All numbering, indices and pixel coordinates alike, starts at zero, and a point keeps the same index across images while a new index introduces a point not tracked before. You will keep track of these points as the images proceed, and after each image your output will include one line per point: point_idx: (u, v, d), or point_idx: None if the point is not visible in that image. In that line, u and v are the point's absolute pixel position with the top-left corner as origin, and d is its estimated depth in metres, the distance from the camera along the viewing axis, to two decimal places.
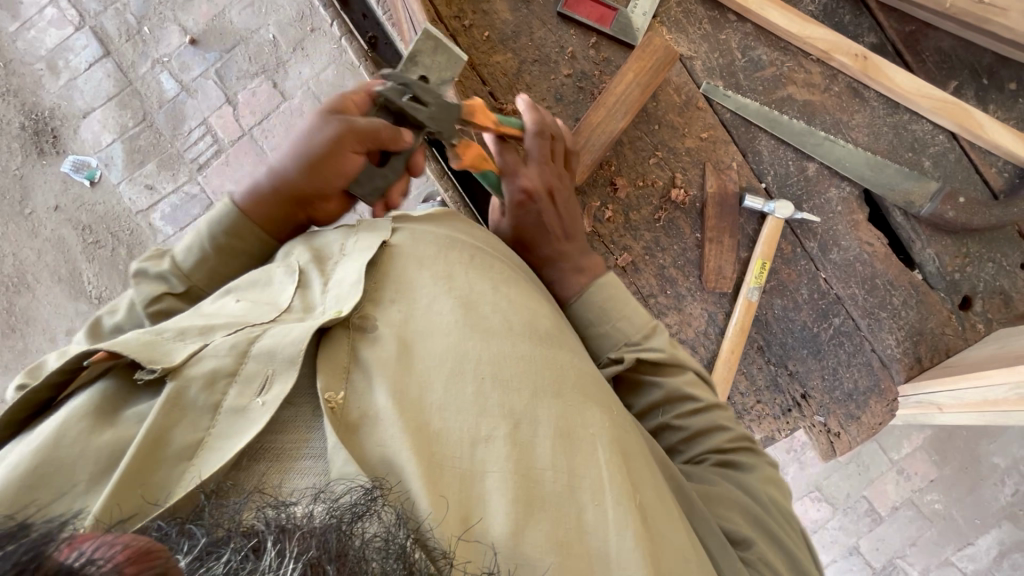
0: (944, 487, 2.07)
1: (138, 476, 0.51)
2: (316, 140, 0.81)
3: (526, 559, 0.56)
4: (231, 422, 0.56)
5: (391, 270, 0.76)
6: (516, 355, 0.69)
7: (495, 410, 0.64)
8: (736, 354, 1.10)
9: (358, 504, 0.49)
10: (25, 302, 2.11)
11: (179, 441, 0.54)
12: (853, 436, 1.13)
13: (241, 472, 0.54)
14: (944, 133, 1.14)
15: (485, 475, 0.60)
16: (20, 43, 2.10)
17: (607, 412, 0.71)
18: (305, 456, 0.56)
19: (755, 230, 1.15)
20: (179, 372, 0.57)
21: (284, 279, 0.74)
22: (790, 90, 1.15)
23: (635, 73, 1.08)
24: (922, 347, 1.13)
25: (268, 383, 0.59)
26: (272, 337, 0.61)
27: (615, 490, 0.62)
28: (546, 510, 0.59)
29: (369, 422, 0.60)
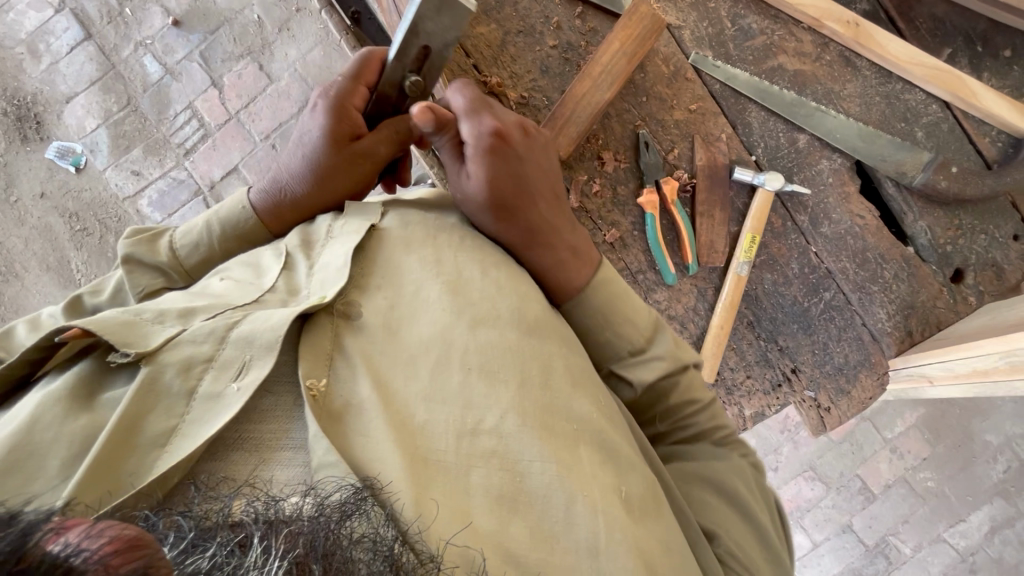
0: (936, 464, 2.08)
1: (106, 465, 0.50)
2: (334, 160, 0.86)
3: (511, 555, 0.56)
4: (205, 409, 0.55)
5: (379, 254, 0.74)
6: (504, 345, 0.67)
7: (480, 401, 0.63)
8: (725, 329, 1.09)
9: (347, 504, 0.49)
10: (14, 291, 2.08)
11: (151, 428, 0.53)
12: (843, 411, 1.12)
13: (216, 462, 0.54)
14: (937, 102, 1.12)
15: (470, 471, 0.59)
16: (0, 27, 2.06)
17: (594, 403, 0.70)
18: (285, 446, 0.56)
19: (745, 205, 1.13)
20: (152, 358, 0.55)
21: (273, 260, 0.75)
22: (780, 59, 1.13)
23: (621, 42, 1.04)
24: (913, 320, 1.12)
25: (244, 369, 0.57)
26: (252, 323, 0.60)
27: (601, 484, 0.63)
28: (527, 505, 0.60)
29: (354, 410, 0.60)
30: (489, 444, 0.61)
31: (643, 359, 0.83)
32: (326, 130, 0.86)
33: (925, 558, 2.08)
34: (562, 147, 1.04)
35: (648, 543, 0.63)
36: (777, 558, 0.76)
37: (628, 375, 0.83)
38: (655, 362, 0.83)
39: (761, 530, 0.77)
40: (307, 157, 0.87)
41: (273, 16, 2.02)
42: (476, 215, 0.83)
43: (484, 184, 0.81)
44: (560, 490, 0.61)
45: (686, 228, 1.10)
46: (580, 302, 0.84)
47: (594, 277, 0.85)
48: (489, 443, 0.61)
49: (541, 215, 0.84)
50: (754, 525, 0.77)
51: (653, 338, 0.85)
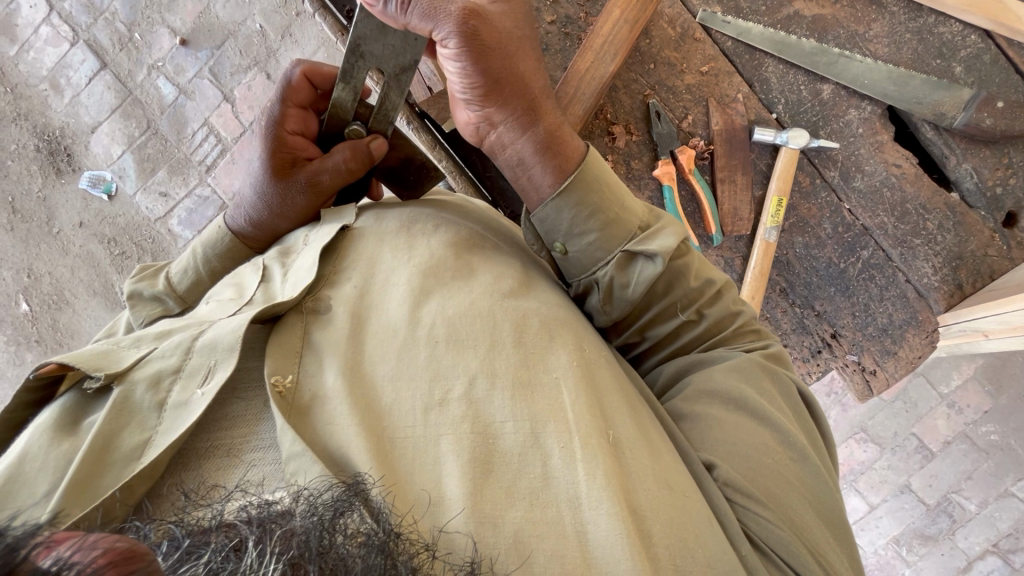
0: (1001, 417, 1.96)
1: (82, 482, 0.50)
2: (289, 201, 0.82)
3: (491, 518, 0.53)
4: (175, 417, 0.55)
5: (352, 254, 0.74)
6: (474, 313, 0.66)
7: (449, 371, 0.61)
8: (757, 299, 1.04)
9: (339, 501, 0.47)
10: (67, 318, 2.20)
11: (125, 443, 0.53)
12: (890, 372, 1.07)
13: (193, 473, 0.54)
14: (977, 32, 1.03)
15: (439, 439, 0.57)
16: (23, 67, 2.13)
17: (580, 353, 0.67)
18: (255, 447, 0.55)
19: (769, 165, 1.08)
20: (125, 377, 0.57)
21: (253, 274, 0.75)
22: (797, 6, 1.05)
23: (621, 9, 0.99)
24: (963, 272, 1.05)
25: (209, 374, 0.57)
26: (215, 330, 0.61)
27: (580, 429, 0.59)
28: (504, 465, 0.56)
29: (320, 403, 0.58)
30: (459, 408, 0.59)
31: (655, 233, 0.75)
32: (269, 167, 0.81)
33: (993, 514, 2.00)
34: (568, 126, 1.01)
35: (640, 489, 0.58)
36: (802, 455, 0.68)
37: (646, 249, 0.72)
38: (666, 234, 0.75)
39: (781, 432, 0.69)
40: (258, 190, 0.84)
41: (274, 22, 2.02)
42: (492, 68, 0.66)
43: (491, 24, 0.66)
44: (534, 449, 0.57)
45: (706, 198, 1.06)
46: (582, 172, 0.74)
47: (585, 151, 0.76)
48: (460, 411, 0.59)
49: (529, 77, 0.70)
50: (779, 436, 0.69)
51: (656, 218, 0.78)
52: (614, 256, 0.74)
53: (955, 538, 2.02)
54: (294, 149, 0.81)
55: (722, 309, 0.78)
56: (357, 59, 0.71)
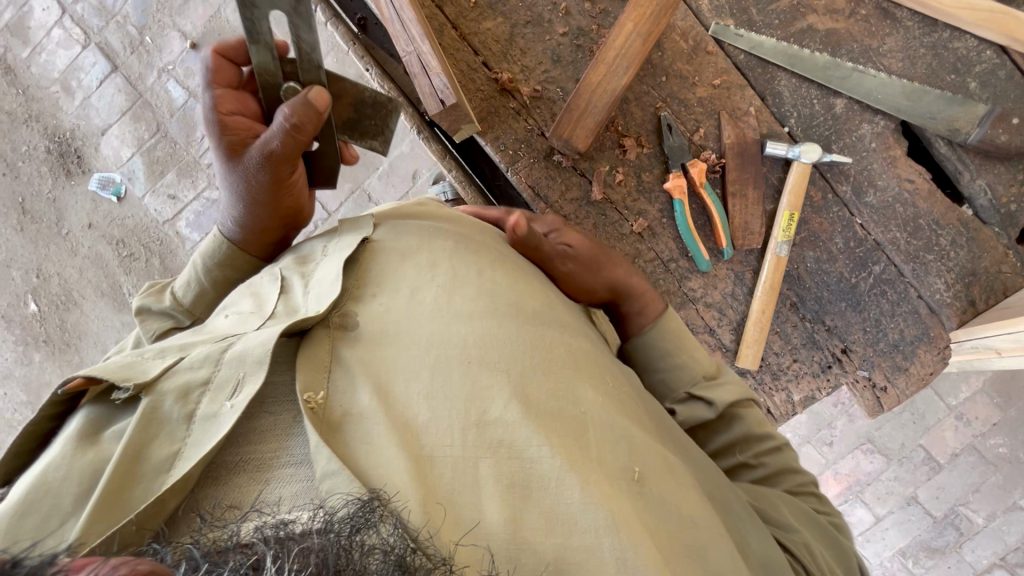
0: (1009, 430, 1.95)
1: (114, 494, 0.50)
2: (255, 181, 0.81)
3: (527, 543, 0.53)
4: (203, 430, 0.55)
5: (373, 267, 0.74)
6: (505, 337, 0.66)
7: (484, 393, 0.61)
8: (767, 313, 1.04)
9: (355, 517, 0.47)
10: (75, 318, 2.21)
11: (156, 454, 0.53)
12: (901, 389, 1.06)
13: (219, 488, 0.53)
14: (992, 47, 1.02)
15: (478, 461, 0.57)
16: (35, 69, 2.15)
17: (605, 388, 0.69)
18: (285, 463, 0.54)
19: (781, 179, 1.07)
20: (152, 388, 0.57)
21: (272, 285, 0.75)
22: (810, 19, 1.05)
23: (634, 22, 0.99)
24: (975, 289, 1.04)
25: (237, 388, 0.57)
26: (242, 343, 0.60)
27: (609, 466, 0.60)
28: (540, 493, 0.56)
29: (352, 420, 0.58)
30: (495, 433, 0.58)
31: (718, 383, 0.87)
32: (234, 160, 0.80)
33: (1000, 527, 1.98)
34: (579, 138, 1.01)
35: (667, 526, 0.60)
36: None
37: (705, 395, 0.85)
38: (727, 385, 0.87)
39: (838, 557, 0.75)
40: (229, 183, 0.83)
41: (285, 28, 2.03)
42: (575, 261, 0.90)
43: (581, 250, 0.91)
44: (569, 474, 0.57)
45: (717, 211, 1.05)
46: (659, 324, 0.91)
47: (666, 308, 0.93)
48: (496, 434, 0.59)
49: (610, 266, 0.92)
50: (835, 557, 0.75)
51: (721, 370, 0.89)
52: (679, 394, 0.88)
53: (961, 551, 2.00)
54: (241, 129, 0.79)
55: (784, 461, 0.84)
56: (250, 11, 0.69)
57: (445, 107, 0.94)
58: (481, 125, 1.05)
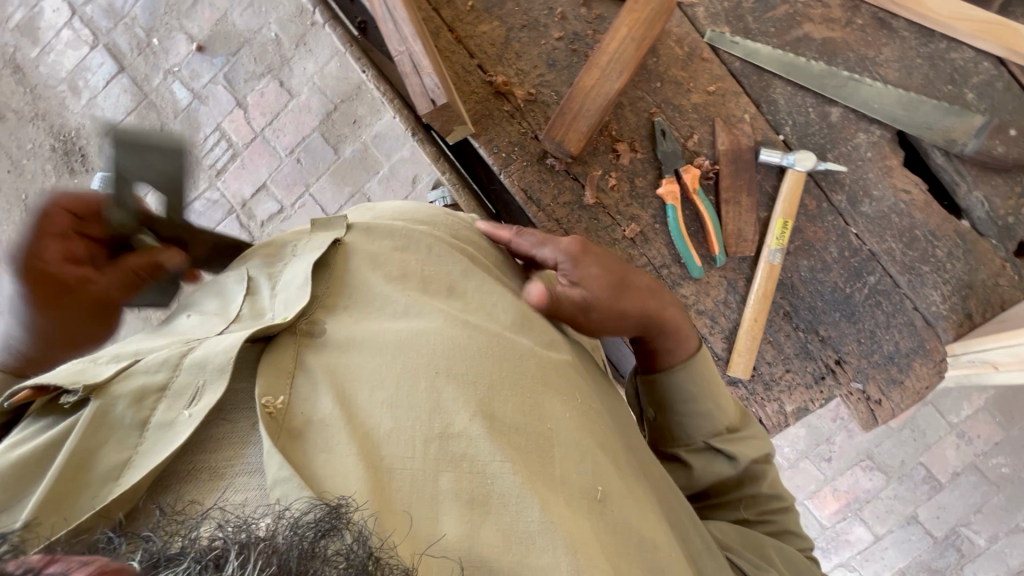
0: (1011, 449, 1.92)
1: (58, 501, 0.48)
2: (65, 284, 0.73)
3: (484, 559, 0.53)
4: (158, 438, 0.52)
5: (346, 275, 0.72)
6: (475, 349, 0.65)
7: (449, 405, 0.60)
8: (760, 322, 1.03)
9: (322, 522, 0.46)
10: None
11: (104, 462, 0.50)
12: (896, 402, 1.04)
13: (173, 494, 0.51)
14: (989, 59, 1.01)
15: (438, 474, 0.56)
16: (43, 68, 2.17)
17: (574, 402, 0.68)
18: (240, 471, 0.53)
19: (775, 187, 1.06)
20: (103, 391, 0.53)
21: (235, 286, 0.72)
22: (806, 28, 1.04)
23: (628, 27, 0.99)
24: (972, 302, 1.03)
25: (197, 395, 0.55)
26: (205, 348, 0.58)
27: (570, 487, 0.61)
28: (499, 508, 0.56)
29: (313, 427, 0.57)
30: (458, 447, 0.58)
31: (742, 437, 0.86)
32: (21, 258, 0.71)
33: (1002, 549, 1.94)
34: (572, 143, 1.01)
35: (627, 546, 0.61)
36: None
37: (727, 449, 0.84)
38: (750, 440, 0.86)
39: None
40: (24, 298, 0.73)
41: (290, 32, 2.05)
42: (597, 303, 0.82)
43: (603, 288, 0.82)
44: (530, 492, 0.57)
45: (710, 218, 1.04)
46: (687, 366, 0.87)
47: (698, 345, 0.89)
48: (458, 447, 0.58)
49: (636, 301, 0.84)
50: None
51: (743, 422, 0.89)
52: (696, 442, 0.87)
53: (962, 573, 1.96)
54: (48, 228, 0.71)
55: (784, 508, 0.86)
56: None
57: (436, 107, 0.93)
58: (475, 127, 1.05)
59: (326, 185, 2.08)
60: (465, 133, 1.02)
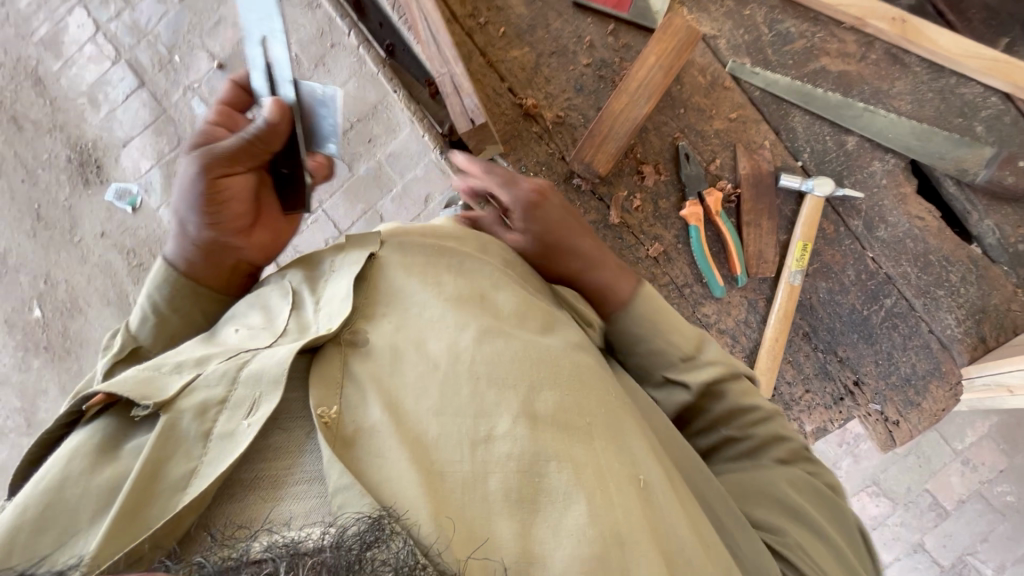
0: (1015, 476, 1.93)
1: (130, 512, 0.48)
2: (233, 185, 0.74)
3: (538, 557, 0.52)
4: (221, 448, 0.52)
5: (380, 284, 0.73)
6: (511, 351, 0.66)
7: (492, 407, 0.60)
8: (781, 341, 1.05)
9: (366, 534, 0.44)
10: (78, 325, 2.20)
11: (173, 472, 0.51)
12: (914, 424, 1.07)
13: (234, 503, 0.51)
14: (996, 94, 1.06)
15: (487, 477, 0.56)
16: (64, 81, 2.20)
17: (608, 399, 0.67)
18: (297, 480, 0.52)
19: (794, 211, 1.10)
20: (171, 406, 0.54)
21: (281, 300, 0.73)
22: (823, 61, 1.09)
23: (656, 56, 1.04)
24: (986, 325, 1.06)
25: (254, 407, 0.55)
26: (260, 360, 0.58)
27: (617, 478, 0.60)
28: (549, 506, 0.56)
29: (365, 435, 0.56)
30: (502, 448, 0.57)
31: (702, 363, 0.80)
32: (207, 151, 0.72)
33: None
34: (600, 164, 1.04)
35: (671, 536, 0.59)
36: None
37: (685, 379, 0.79)
38: (710, 367, 0.79)
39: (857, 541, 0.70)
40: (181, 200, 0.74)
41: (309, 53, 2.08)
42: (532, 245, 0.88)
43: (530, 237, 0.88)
44: (578, 490, 0.56)
45: (732, 239, 1.07)
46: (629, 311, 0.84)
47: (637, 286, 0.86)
48: (505, 449, 0.57)
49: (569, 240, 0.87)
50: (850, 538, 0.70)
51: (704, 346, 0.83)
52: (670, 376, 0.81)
53: None
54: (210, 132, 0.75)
55: (773, 430, 0.77)
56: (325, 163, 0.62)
57: (474, 126, 0.98)
58: (505, 147, 1.09)
59: (341, 202, 2.11)
60: (496, 152, 1.05)
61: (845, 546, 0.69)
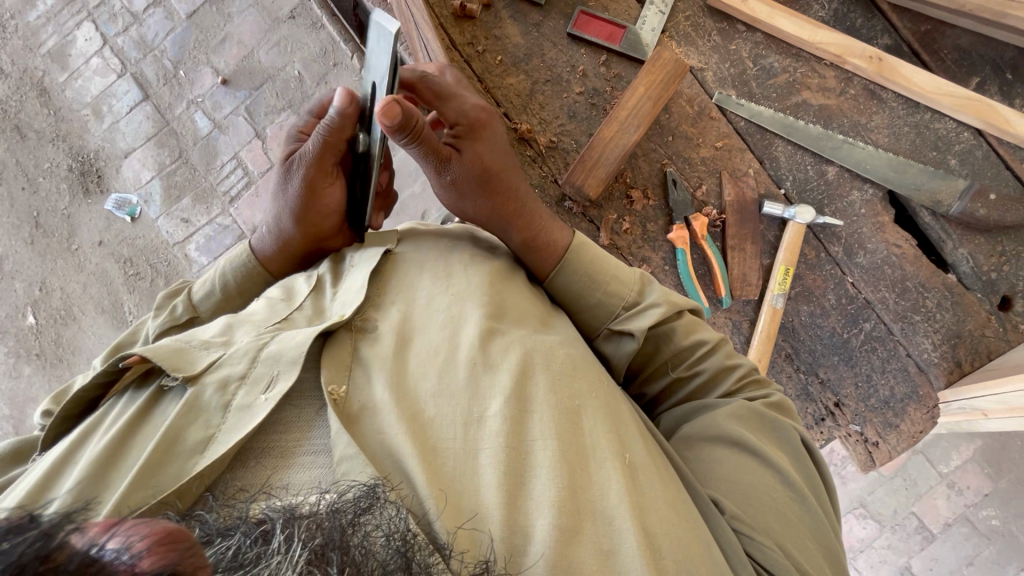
0: (1000, 501, 1.95)
1: (150, 470, 0.54)
2: (321, 192, 0.85)
3: (522, 527, 0.56)
4: (237, 419, 0.58)
5: (392, 278, 0.79)
6: (506, 339, 0.70)
7: (486, 390, 0.64)
8: (764, 361, 1.08)
9: (361, 500, 0.49)
10: (71, 333, 2.21)
11: (192, 437, 0.57)
12: (892, 445, 1.10)
13: (247, 470, 0.56)
14: (969, 130, 1.12)
15: (478, 452, 0.60)
16: (69, 92, 2.24)
17: (601, 387, 0.70)
18: (304, 452, 0.58)
19: (777, 237, 1.14)
20: (197, 379, 0.60)
21: (305, 284, 0.81)
22: (804, 95, 1.15)
23: (646, 86, 1.09)
24: (961, 350, 1.09)
25: (272, 382, 0.61)
26: (280, 342, 0.64)
27: (600, 456, 0.63)
28: (533, 480, 0.59)
29: (370, 413, 0.62)
30: (491, 428, 0.62)
31: (642, 308, 0.81)
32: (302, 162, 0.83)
33: None
34: (591, 187, 1.08)
35: (651, 508, 0.61)
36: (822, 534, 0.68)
37: (626, 327, 0.80)
38: (651, 309, 0.80)
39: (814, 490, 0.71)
40: (278, 200, 0.86)
41: (312, 71, 2.13)
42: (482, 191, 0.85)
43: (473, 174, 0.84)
44: (561, 465, 0.60)
45: (718, 262, 1.11)
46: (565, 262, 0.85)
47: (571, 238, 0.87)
48: (494, 428, 0.62)
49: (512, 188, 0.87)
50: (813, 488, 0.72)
51: (645, 290, 0.84)
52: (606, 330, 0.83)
53: None
54: None
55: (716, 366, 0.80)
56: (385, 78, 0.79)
57: None
58: None
59: None
60: None
61: (792, 473, 0.71)
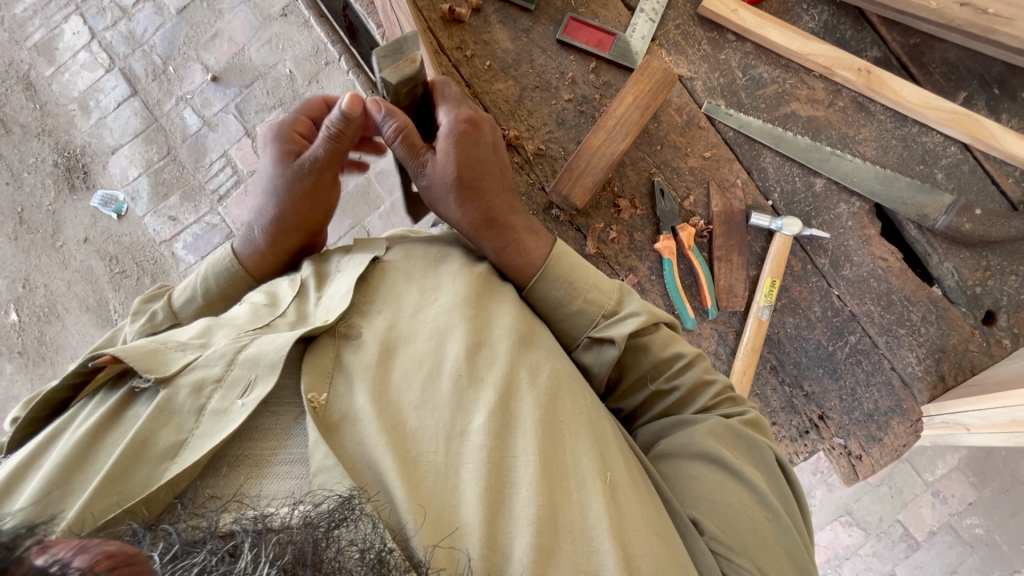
0: (984, 510, 1.96)
1: (117, 476, 0.52)
2: (324, 185, 0.86)
3: (502, 546, 0.56)
4: (212, 425, 0.57)
5: (380, 283, 0.76)
6: (489, 350, 0.69)
7: (469, 403, 0.64)
8: (749, 373, 1.08)
9: (336, 512, 0.48)
10: (54, 331, 2.18)
11: (162, 441, 0.55)
12: (875, 458, 1.09)
13: (220, 478, 0.55)
14: (956, 144, 1.11)
15: (461, 466, 0.59)
16: (56, 87, 2.21)
17: (586, 403, 0.69)
18: (281, 461, 0.57)
19: (764, 248, 1.14)
20: (170, 381, 0.59)
21: (288, 287, 0.79)
22: (793, 106, 1.14)
23: (634, 95, 1.08)
24: (945, 365, 1.09)
25: (249, 387, 0.59)
26: (258, 346, 0.62)
27: (581, 475, 0.62)
28: (513, 498, 0.58)
29: (350, 422, 0.61)
30: (473, 443, 0.61)
31: (620, 317, 0.79)
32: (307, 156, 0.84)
33: None
34: (578, 197, 1.07)
35: (631, 526, 0.60)
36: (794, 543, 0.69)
37: (606, 335, 0.78)
38: (631, 317, 0.79)
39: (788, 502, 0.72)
40: (274, 194, 0.85)
41: (303, 69, 2.12)
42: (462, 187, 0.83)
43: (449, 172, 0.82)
44: (541, 483, 0.59)
45: (704, 273, 1.11)
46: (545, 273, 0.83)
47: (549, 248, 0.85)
48: (476, 443, 0.61)
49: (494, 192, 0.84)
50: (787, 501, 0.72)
51: (624, 300, 0.82)
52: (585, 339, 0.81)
53: None
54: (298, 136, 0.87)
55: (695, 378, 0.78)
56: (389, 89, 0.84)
57: None
58: None
59: None
60: None
61: (766, 488, 0.71)
